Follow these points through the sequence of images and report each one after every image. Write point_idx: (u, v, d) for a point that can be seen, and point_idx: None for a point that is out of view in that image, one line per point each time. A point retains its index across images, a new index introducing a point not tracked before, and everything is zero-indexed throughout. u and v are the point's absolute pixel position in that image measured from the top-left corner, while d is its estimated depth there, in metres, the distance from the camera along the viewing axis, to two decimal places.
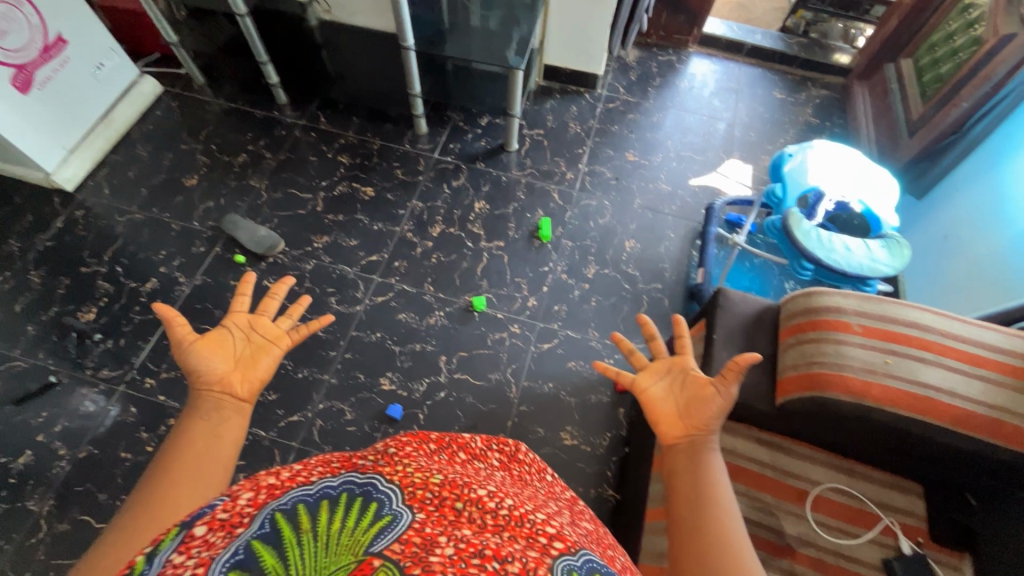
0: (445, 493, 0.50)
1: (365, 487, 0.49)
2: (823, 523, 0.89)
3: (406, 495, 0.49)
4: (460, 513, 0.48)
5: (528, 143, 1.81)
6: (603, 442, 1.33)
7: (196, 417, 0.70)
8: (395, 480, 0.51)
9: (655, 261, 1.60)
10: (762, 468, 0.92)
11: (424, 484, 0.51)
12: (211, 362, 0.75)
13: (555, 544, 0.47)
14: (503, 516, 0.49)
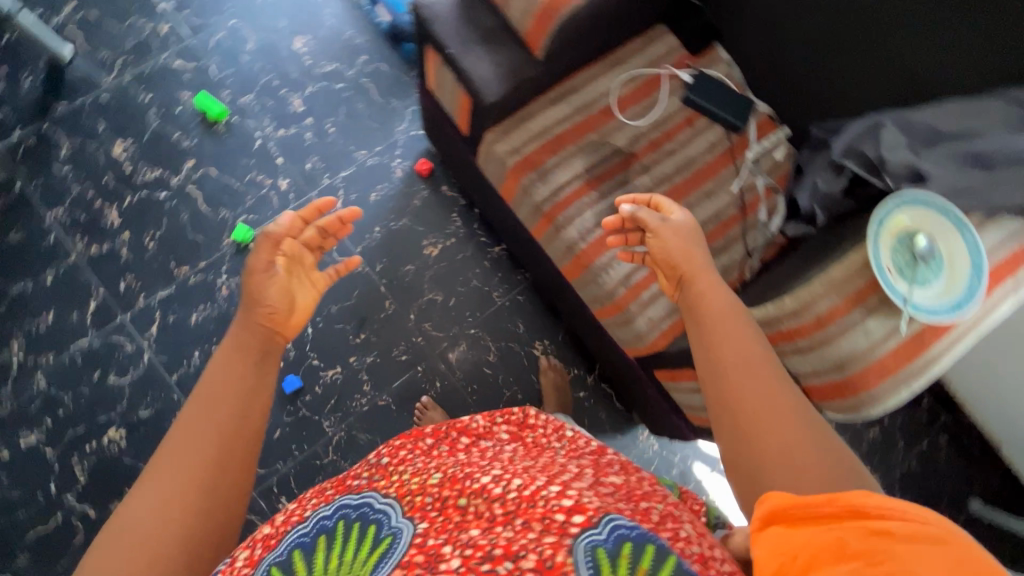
0: (445, 493, 0.57)
1: (362, 509, 0.57)
2: (635, 114, 0.95)
3: (405, 509, 0.56)
4: (465, 510, 0.54)
5: (79, 37, 1.27)
6: (458, 224, 1.30)
7: (229, 375, 0.59)
8: (391, 493, 0.59)
9: (337, 37, 1.34)
10: (570, 119, 0.93)
11: (423, 488, 0.58)
12: (271, 297, 0.66)
13: (573, 519, 0.50)
14: (512, 502, 0.54)
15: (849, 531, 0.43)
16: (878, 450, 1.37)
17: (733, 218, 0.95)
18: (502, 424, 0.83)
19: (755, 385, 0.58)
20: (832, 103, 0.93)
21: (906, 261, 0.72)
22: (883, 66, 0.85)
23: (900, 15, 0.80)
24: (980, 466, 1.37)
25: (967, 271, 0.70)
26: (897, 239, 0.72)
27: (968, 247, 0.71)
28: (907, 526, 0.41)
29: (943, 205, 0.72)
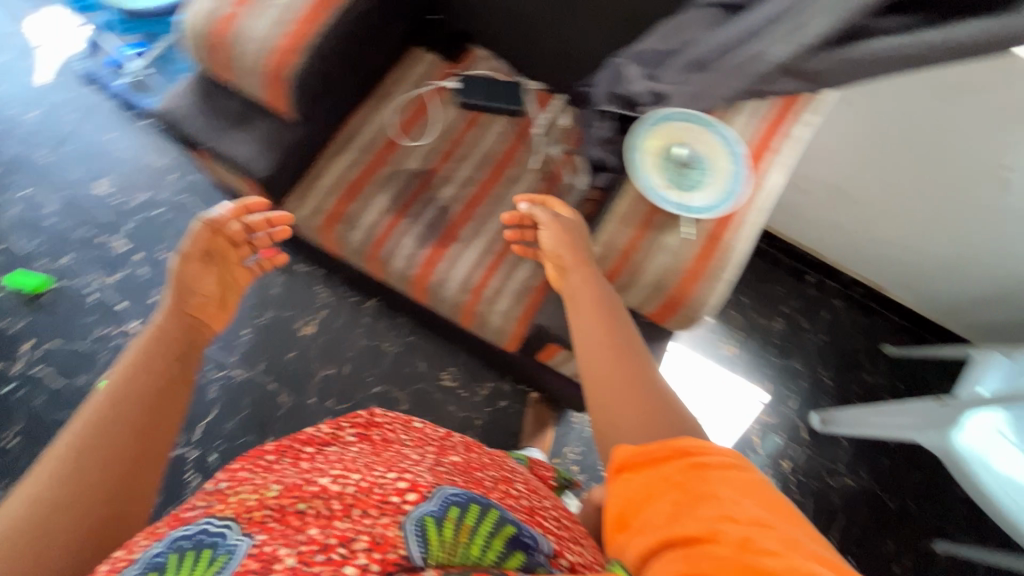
0: (285, 502, 0.52)
1: (196, 536, 0.48)
2: (418, 135, 0.99)
3: (241, 525, 0.49)
4: (302, 515, 0.51)
5: None
6: (324, 294, 1.29)
7: (147, 372, 0.63)
8: (228, 513, 0.51)
9: (138, 167, 1.32)
10: (358, 162, 0.95)
11: (261, 502, 0.52)
12: (199, 287, 0.78)
13: (408, 497, 0.53)
14: (353, 496, 0.53)
15: (678, 467, 0.50)
16: (789, 338, 1.44)
17: (544, 192, 0.99)
18: (347, 426, 0.85)
19: (635, 384, 0.61)
20: (580, 60, 0.99)
21: (673, 174, 0.79)
22: (604, 15, 0.92)
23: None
24: (878, 314, 1.47)
25: (727, 163, 0.78)
26: (658, 159, 0.79)
27: (718, 141, 0.79)
28: (719, 463, 0.50)
29: (684, 113, 0.79)
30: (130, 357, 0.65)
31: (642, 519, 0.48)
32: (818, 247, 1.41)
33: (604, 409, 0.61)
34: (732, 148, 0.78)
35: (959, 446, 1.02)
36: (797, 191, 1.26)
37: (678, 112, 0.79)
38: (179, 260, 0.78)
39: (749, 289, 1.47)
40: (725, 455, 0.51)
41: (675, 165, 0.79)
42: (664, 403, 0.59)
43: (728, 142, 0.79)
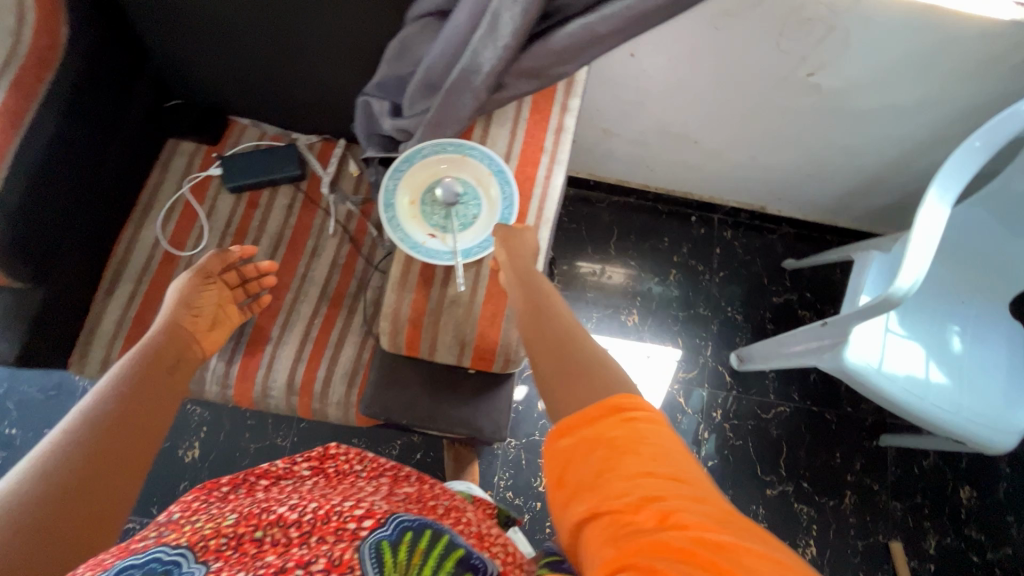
0: (240, 530, 0.42)
1: (144, 565, 0.38)
2: (195, 240, 0.89)
3: (197, 555, 0.40)
4: (260, 544, 0.41)
5: None
6: (197, 409, 1.21)
7: (137, 394, 0.55)
8: (182, 542, 0.41)
9: None
10: (137, 293, 0.86)
11: (218, 529, 0.42)
12: (184, 311, 0.71)
13: (365, 522, 0.42)
14: (308, 521, 0.43)
15: (608, 421, 0.44)
16: (688, 286, 1.40)
17: (351, 255, 0.91)
18: (299, 460, 0.62)
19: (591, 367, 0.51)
20: (341, 101, 0.89)
21: (441, 216, 0.72)
22: (338, 52, 0.82)
23: (297, 9, 0.77)
24: (769, 231, 1.43)
25: (494, 187, 0.72)
26: (419, 204, 0.72)
27: (478, 166, 0.71)
28: (646, 416, 0.44)
29: (433, 146, 0.70)
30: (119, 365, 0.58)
31: (572, 474, 0.43)
32: (687, 187, 1.36)
33: (552, 393, 0.50)
34: (495, 168, 0.71)
35: (854, 364, 0.99)
36: (638, 146, 1.19)
37: (427, 146, 0.70)
38: (184, 277, 0.74)
39: (636, 250, 1.41)
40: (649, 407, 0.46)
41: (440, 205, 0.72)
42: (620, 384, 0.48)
43: (489, 163, 0.71)
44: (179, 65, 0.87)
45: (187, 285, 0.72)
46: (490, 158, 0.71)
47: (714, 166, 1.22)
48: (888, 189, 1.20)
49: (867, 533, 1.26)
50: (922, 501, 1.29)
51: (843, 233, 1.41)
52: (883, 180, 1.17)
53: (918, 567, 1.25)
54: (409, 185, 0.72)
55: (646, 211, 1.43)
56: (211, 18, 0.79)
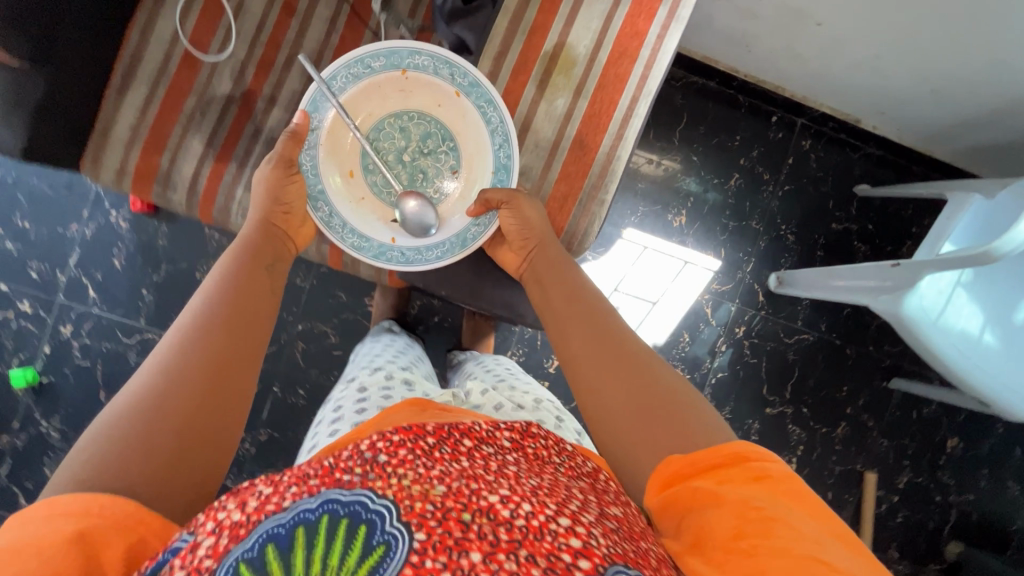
0: (448, 502, 0.42)
1: (352, 506, 0.41)
2: (222, 43, 0.76)
3: (401, 510, 0.41)
4: (465, 530, 0.40)
5: None
6: (215, 235, 1.17)
7: (219, 334, 0.57)
8: (389, 492, 0.42)
9: None
10: (156, 99, 0.75)
11: (424, 494, 0.42)
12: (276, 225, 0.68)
13: (580, 561, 0.40)
14: (519, 529, 0.41)
15: (746, 489, 0.46)
16: (746, 194, 1.28)
17: None
18: (502, 426, 0.56)
19: (642, 368, 0.59)
20: None
21: (408, 177, 0.71)
22: None
23: None
24: (853, 150, 1.28)
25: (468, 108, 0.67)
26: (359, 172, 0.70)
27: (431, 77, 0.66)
28: (778, 470, 0.47)
29: (347, 66, 0.64)
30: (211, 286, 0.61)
31: (702, 522, 0.45)
32: (781, 80, 1.18)
33: (622, 421, 0.55)
34: (456, 77, 0.66)
35: (911, 310, 0.93)
36: (744, 17, 1.00)
37: (337, 68, 0.64)
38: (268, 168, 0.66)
39: (701, 145, 1.27)
40: (790, 475, 0.47)
41: (399, 158, 0.70)
42: (649, 363, 0.59)
43: (444, 73, 0.66)
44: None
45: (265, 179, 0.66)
46: (442, 60, 0.65)
47: (824, 60, 1.04)
48: (1010, 127, 1.04)
49: (848, 461, 1.32)
50: (908, 443, 1.34)
51: (931, 165, 1.27)
52: (1013, 114, 1.00)
53: (882, 497, 1.33)
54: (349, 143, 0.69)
55: (723, 101, 1.25)
56: None
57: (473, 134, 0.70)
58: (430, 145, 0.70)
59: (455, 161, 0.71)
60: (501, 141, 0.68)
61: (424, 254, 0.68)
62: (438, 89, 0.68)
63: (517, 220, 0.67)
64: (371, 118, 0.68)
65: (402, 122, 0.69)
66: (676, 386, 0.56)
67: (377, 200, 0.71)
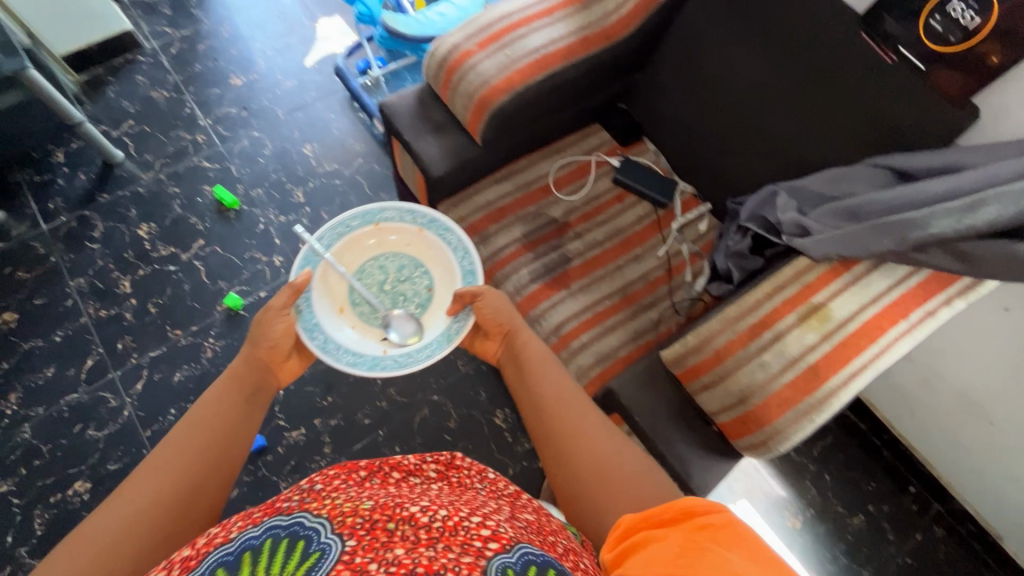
0: (375, 516, 0.47)
1: (291, 526, 0.45)
2: (571, 192, 1.09)
3: (334, 525, 0.46)
4: (392, 535, 0.45)
5: (131, 142, 1.53)
6: None
7: (186, 449, 0.63)
8: (323, 513, 0.48)
9: (340, 146, 1.60)
10: (513, 195, 1.07)
11: (354, 510, 0.48)
12: (261, 361, 0.78)
13: (489, 543, 0.46)
14: (435, 527, 0.46)
15: (687, 532, 0.47)
16: (865, 541, 1.27)
17: (660, 279, 1.03)
18: (430, 460, 0.75)
19: (583, 439, 0.69)
20: (730, 182, 1.06)
21: (389, 302, 0.89)
22: (764, 149, 0.99)
23: (768, 115, 0.97)
24: (986, 568, 1.25)
25: (431, 241, 0.90)
26: (347, 309, 0.86)
27: (401, 223, 0.90)
28: (718, 518, 0.48)
29: (332, 229, 0.87)
30: (190, 412, 0.68)
31: (647, 558, 0.46)
32: (933, 461, 1.26)
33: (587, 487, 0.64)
34: (417, 220, 0.90)
35: None
36: (924, 386, 1.17)
37: (326, 231, 0.87)
38: (263, 310, 0.79)
39: (835, 470, 1.34)
40: (732, 520, 0.48)
41: (381, 288, 0.89)
42: (594, 433, 0.69)
43: (408, 220, 0.90)
44: (659, 84, 1.10)
45: (260, 319, 0.78)
46: (406, 210, 0.90)
47: (980, 456, 1.15)
48: None
49: None
50: None
51: None
52: None
53: None
54: (338, 284, 0.87)
55: (867, 445, 1.36)
56: (710, 78, 1.02)
57: (436, 263, 0.91)
58: (405, 273, 0.90)
59: (428, 280, 0.91)
60: (463, 255, 0.89)
61: (415, 355, 0.81)
62: (404, 233, 0.91)
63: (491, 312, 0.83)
64: (357, 264, 0.89)
65: (382, 263, 0.90)
66: (615, 451, 0.67)
67: (364, 324, 0.86)
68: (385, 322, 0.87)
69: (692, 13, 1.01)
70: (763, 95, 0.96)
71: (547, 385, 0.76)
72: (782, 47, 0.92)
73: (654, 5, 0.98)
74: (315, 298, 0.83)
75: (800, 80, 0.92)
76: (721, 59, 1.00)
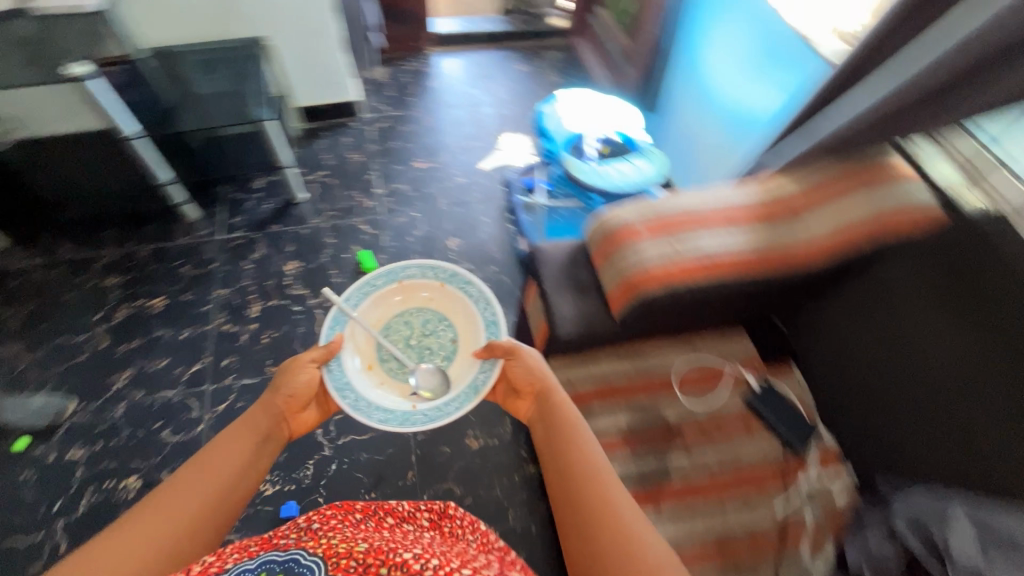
0: (369, 559, 0.50)
1: (286, 562, 0.49)
2: (693, 395, 1.00)
3: (329, 566, 0.49)
4: None
5: (316, 189, 1.74)
6: (507, 428, 1.34)
7: (197, 483, 0.66)
8: (318, 552, 0.51)
9: (481, 248, 1.66)
10: (630, 377, 1.00)
11: (349, 552, 0.51)
12: (278, 409, 0.80)
13: None
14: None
15: None
16: None
17: (768, 539, 0.87)
18: (425, 509, 0.88)
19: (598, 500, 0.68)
20: (880, 452, 0.92)
21: (415, 357, 0.89)
22: (938, 440, 0.84)
23: (954, 403, 0.82)
24: None
25: (454, 294, 0.91)
26: (375, 365, 0.88)
27: (423, 278, 0.91)
28: None
29: (355, 291, 0.88)
30: (206, 445, 0.72)
31: None
32: None
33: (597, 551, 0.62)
34: (440, 275, 0.92)
35: None
36: None
37: (352, 290, 0.88)
38: (287, 363, 0.83)
39: None
40: None
41: (407, 343, 0.90)
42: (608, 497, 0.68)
43: (431, 275, 0.91)
44: (831, 320, 1.01)
45: (284, 370, 0.82)
46: (427, 265, 0.91)
47: None
48: None
49: None
50: None
51: None
52: None
53: None
54: (365, 341, 0.88)
55: None
56: (894, 333, 0.91)
57: (460, 314, 0.91)
58: (431, 326, 0.91)
59: (453, 331, 0.91)
60: (486, 304, 0.89)
61: (442, 408, 0.79)
62: (427, 288, 0.92)
63: (522, 365, 0.85)
64: (381, 321, 0.90)
65: (405, 318, 0.91)
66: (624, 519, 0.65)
67: (391, 379, 0.87)
68: (411, 376, 0.87)
69: (895, 267, 0.91)
70: (952, 376, 0.83)
71: (571, 440, 0.77)
72: (991, 344, 0.79)
73: (853, 246, 0.89)
74: (344, 357, 0.84)
75: (1008, 388, 0.76)
76: (913, 322, 0.88)
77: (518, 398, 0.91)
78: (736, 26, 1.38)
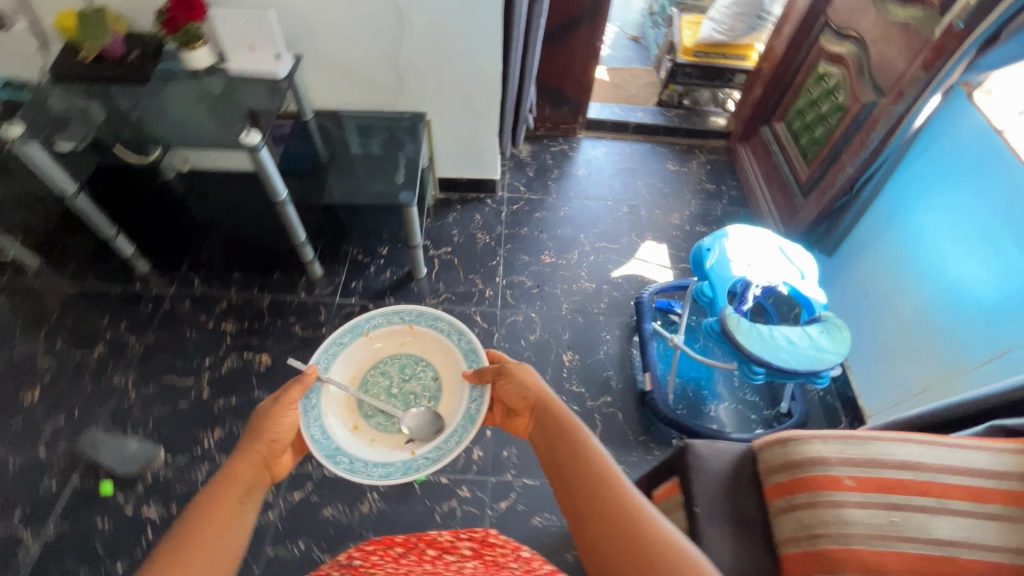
0: None
1: None
2: None
3: None
4: None
5: (437, 265, 1.67)
6: None
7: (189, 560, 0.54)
8: None
9: (597, 371, 1.49)
10: None
11: None
12: (261, 456, 0.69)
13: None
14: None
15: None
16: None
17: None
18: (466, 538, 0.77)
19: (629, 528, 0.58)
20: None
21: (400, 405, 0.84)
22: None
23: None
24: None
25: (425, 333, 0.87)
26: (362, 425, 0.82)
27: (389, 326, 0.86)
28: None
29: (324, 354, 0.83)
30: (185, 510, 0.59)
31: None
32: None
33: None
34: (407, 317, 0.87)
35: None
36: None
37: (319, 355, 0.82)
38: (262, 409, 0.74)
39: None
40: None
41: (390, 394, 0.85)
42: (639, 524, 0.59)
43: (397, 320, 0.87)
44: None
45: (259, 420, 0.73)
46: (389, 311, 0.87)
47: None
48: None
49: None
50: None
51: None
52: None
53: None
54: (343, 399, 0.83)
55: None
56: None
57: (435, 356, 0.87)
58: (410, 371, 0.87)
59: (433, 370, 0.86)
60: (458, 334, 0.85)
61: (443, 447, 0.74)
62: (396, 334, 0.87)
63: (511, 384, 0.79)
64: (358, 378, 0.85)
65: (381, 370, 0.86)
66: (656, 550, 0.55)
67: (381, 433, 0.81)
68: (401, 426, 0.82)
69: None
70: None
71: (576, 455, 0.68)
72: None
73: None
74: (328, 423, 0.78)
75: None
76: None
77: (516, 416, 0.81)
78: (976, 201, 1.13)
